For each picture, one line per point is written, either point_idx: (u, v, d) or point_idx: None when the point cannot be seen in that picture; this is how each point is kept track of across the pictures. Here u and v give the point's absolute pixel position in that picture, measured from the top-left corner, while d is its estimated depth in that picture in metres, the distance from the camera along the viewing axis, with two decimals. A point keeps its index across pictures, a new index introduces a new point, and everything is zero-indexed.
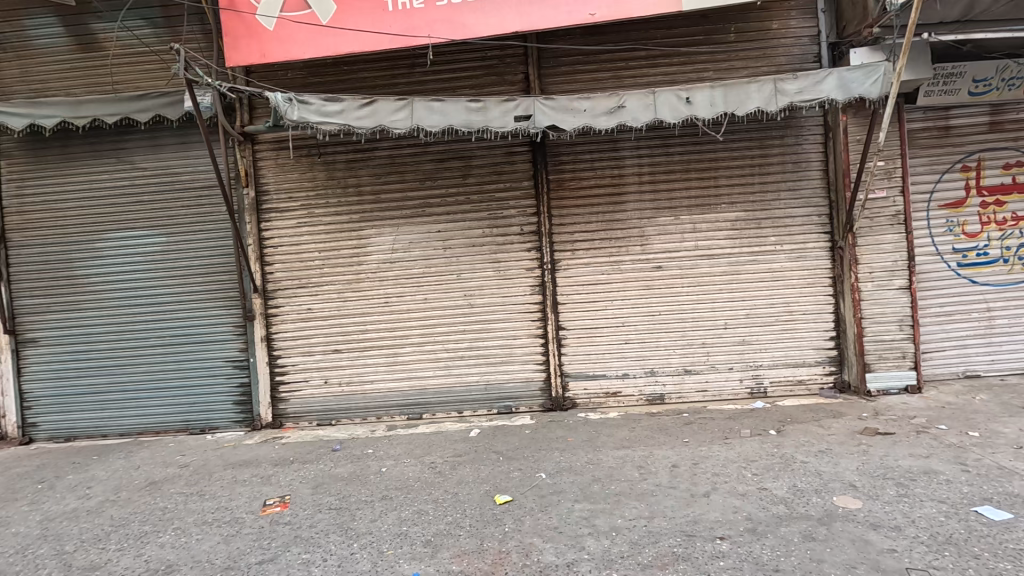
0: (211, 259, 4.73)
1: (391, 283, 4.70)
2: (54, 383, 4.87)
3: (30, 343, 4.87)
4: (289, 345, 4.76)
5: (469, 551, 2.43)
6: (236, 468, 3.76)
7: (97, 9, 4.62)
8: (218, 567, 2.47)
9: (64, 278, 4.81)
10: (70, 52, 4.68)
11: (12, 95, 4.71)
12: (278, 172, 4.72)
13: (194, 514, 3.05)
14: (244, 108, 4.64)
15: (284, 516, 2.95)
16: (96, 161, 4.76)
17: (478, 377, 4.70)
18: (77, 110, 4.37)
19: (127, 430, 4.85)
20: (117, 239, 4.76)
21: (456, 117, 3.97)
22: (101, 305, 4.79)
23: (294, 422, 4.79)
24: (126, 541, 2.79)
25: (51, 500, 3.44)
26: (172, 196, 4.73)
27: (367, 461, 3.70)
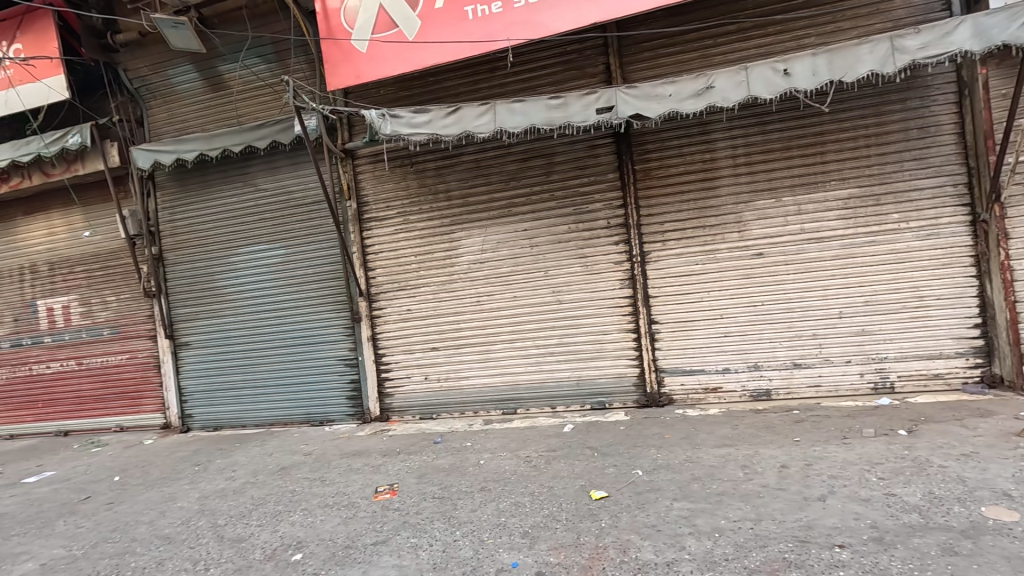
0: (322, 267, 5.22)
1: (482, 283, 4.86)
2: (204, 380, 5.66)
3: (184, 346, 5.71)
4: (392, 344, 5.11)
5: (566, 544, 2.46)
6: (350, 457, 4.12)
7: (222, 53, 5.28)
8: (340, 545, 2.74)
9: (207, 289, 5.57)
10: (203, 93, 5.39)
11: (163, 136, 5.54)
12: (376, 183, 5.08)
13: (318, 497, 3.39)
14: (344, 127, 5.05)
15: (393, 502, 3.19)
16: (227, 186, 5.45)
17: (569, 373, 4.71)
18: (211, 143, 5.03)
19: (261, 421, 5.51)
20: (246, 254, 5.42)
21: (538, 116, 4.00)
22: (236, 311, 5.48)
23: (399, 416, 5.13)
24: (265, 518, 3.18)
25: (205, 480, 4.01)
26: (288, 213, 5.28)
27: (466, 453, 3.88)
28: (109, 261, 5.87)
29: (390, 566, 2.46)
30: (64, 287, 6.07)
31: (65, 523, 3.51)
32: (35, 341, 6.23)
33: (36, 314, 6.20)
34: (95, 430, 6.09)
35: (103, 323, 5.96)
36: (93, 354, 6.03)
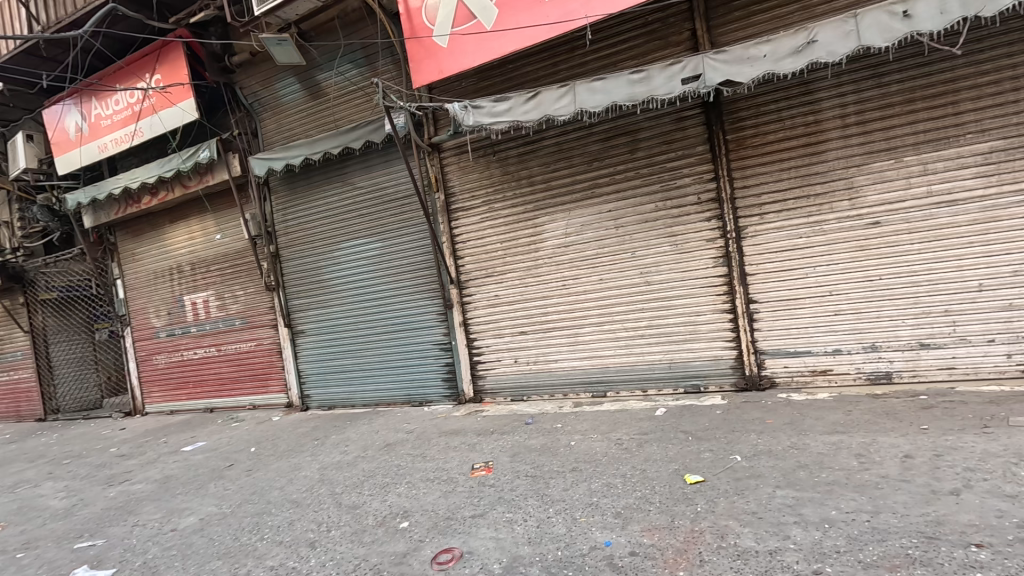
0: (415, 257, 5.52)
1: (567, 266, 4.86)
2: (318, 364, 6.26)
3: (301, 334, 6.34)
4: (482, 328, 5.30)
5: (660, 526, 2.43)
6: (448, 435, 4.38)
7: (320, 62, 5.70)
8: (442, 516, 2.94)
9: (317, 282, 6.13)
10: (305, 102, 5.88)
11: (274, 144, 6.14)
12: (461, 174, 5.25)
13: (420, 472, 3.65)
14: (430, 122, 5.26)
15: (489, 479, 3.35)
16: (329, 186, 5.92)
17: (660, 356, 4.59)
18: (314, 147, 5.49)
19: (368, 401, 5.99)
20: (349, 248, 5.87)
21: (619, 93, 3.90)
22: (342, 301, 5.99)
23: (492, 397, 5.33)
24: (375, 488, 3.49)
25: (323, 453, 4.46)
26: (383, 208, 5.64)
27: (557, 435, 3.95)
28: (237, 260, 6.66)
29: (488, 538, 2.60)
30: (203, 284, 6.99)
31: (215, 485, 4.10)
32: (184, 331, 7.27)
33: (183, 308, 7.21)
34: (234, 408, 7.00)
35: (235, 315, 6.79)
36: (229, 342, 6.91)
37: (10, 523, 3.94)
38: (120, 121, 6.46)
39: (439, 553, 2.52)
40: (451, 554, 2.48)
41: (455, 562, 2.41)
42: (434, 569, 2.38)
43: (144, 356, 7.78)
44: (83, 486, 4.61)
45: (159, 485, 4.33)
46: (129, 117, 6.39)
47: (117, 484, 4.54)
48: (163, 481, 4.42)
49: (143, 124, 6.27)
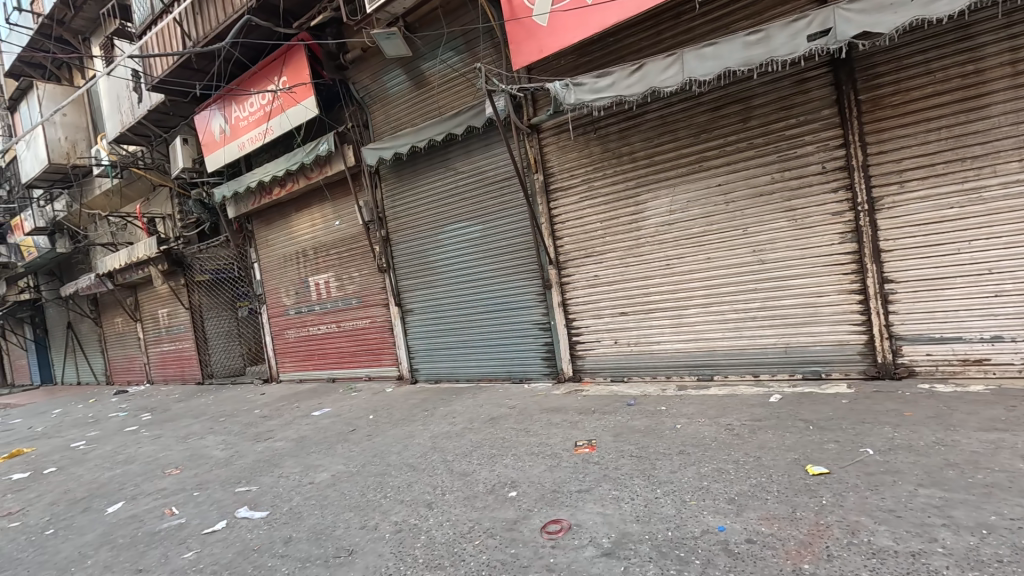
0: (515, 239, 5.63)
1: (671, 245, 4.69)
2: (425, 340, 6.67)
3: (409, 312, 6.79)
4: (581, 309, 5.30)
5: (780, 516, 2.32)
6: (550, 412, 4.47)
7: (424, 53, 5.94)
8: (549, 488, 3.03)
9: (423, 264, 6.50)
10: (410, 92, 6.18)
11: (383, 135, 6.54)
12: (560, 154, 5.24)
13: (524, 446, 3.78)
14: (529, 103, 5.29)
15: (593, 457, 3.38)
16: (433, 171, 6.20)
17: (775, 340, 4.29)
18: (419, 135, 5.78)
19: (471, 377, 6.29)
20: (452, 231, 6.14)
21: (733, 57, 3.63)
22: (447, 282, 6.30)
23: (591, 377, 5.34)
24: (483, 458, 3.68)
25: (433, 423, 4.78)
26: (483, 191, 5.80)
27: (662, 417, 3.87)
28: (352, 244, 7.24)
29: (595, 513, 2.64)
30: (324, 267, 7.71)
31: (342, 447, 4.57)
32: (309, 309, 8.09)
33: (308, 289, 8.02)
34: (352, 379, 7.69)
35: (352, 294, 7.42)
36: (347, 319, 7.58)
37: (186, 467, 4.72)
38: (254, 122, 7.25)
39: (549, 523, 2.61)
40: (559, 525, 2.56)
41: (564, 532, 2.49)
42: (544, 537, 2.47)
43: (277, 331, 8.79)
44: (238, 440, 5.38)
45: (296, 444, 4.92)
46: (262, 118, 7.14)
47: (263, 441, 5.23)
48: (299, 440, 5.02)
49: (273, 123, 6.99)
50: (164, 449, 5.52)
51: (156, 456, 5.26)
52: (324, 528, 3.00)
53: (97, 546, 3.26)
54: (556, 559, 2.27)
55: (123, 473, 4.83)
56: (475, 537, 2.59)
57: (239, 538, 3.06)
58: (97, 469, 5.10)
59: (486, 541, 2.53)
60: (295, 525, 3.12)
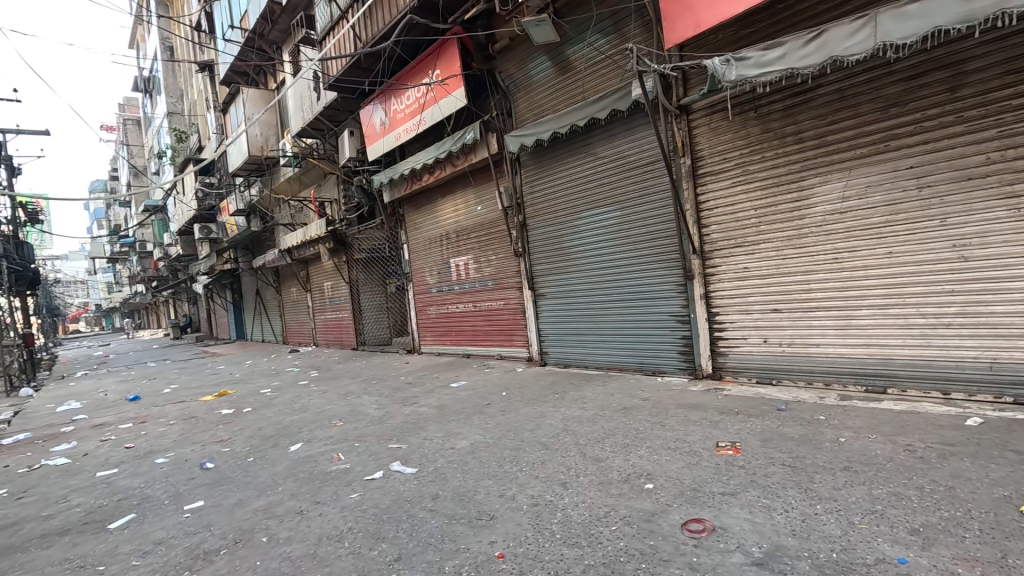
0: (657, 226, 5.43)
1: (841, 237, 4.15)
2: (557, 324, 6.78)
3: (542, 296, 6.95)
4: (727, 303, 4.95)
5: (982, 559, 1.96)
6: (687, 409, 4.28)
7: (570, 37, 5.93)
8: (688, 486, 2.91)
9: (559, 249, 6.59)
10: (554, 77, 6.23)
11: (525, 121, 6.72)
12: (712, 136, 4.91)
13: (660, 439, 3.67)
14: (679, 83, 5.03)
15: (738, 460, 3.17)
16: (572, 156, 6.22)
17: (975, 352, 3.57)
18: (561, 121, 5.87)
19: (601, 364, 6.26)
20: (590, 217, 6.12)
21: (944, 14, 3.06)
22: (582, 268, 6.31)
23: (733, 376, 4.98)
24: (616, 447, 3.64)
25: (564, 406, 4.86)
26: (624, 175, 5.67)
27: (820, 427, 3.48)
28: (492, 229, 7.58)
29: (743, 519, 2.48)
30: (465, 249, 8.19)
31: (478, 419, 4.86)
32: (449, 288, 8.67)
33: (450, 269, 8.59)
34: (486, 356, 8.10)
35: (488, 276, 7.79)
36: (483, 299, 7.98)
37: (347, 421, 5.40)
38: (410, 114, 7.90)
39: (690, 521, 2.52)
40: (702, 525, 2.46)
41: (708, 533, 2.38)
42: (686, 535, 2.39)
43: (420, 307, 9.56)
44: (388, 402, 6.02)
45: (438, 411, 5.35)
46: (416, 109, 7.75)
47: (409, 405, 5.78)
48: (440, 408, 5.45)
49: (426, 114, 7.56)
50: (330, 403, 6.38)
51: (324, 408, 6.10)
52: (467, 491, 3.22)
53: (285, 476, 3.89)
54: (700, 559, 2.18)
55: (300, 419, 5.69)
56: (612, 522, 2.59)
57: (394, 488, 3.43)
58: (282, 413, 6.07)
59: (624, 528, 2.52)
60: (441, 484, 3.40)
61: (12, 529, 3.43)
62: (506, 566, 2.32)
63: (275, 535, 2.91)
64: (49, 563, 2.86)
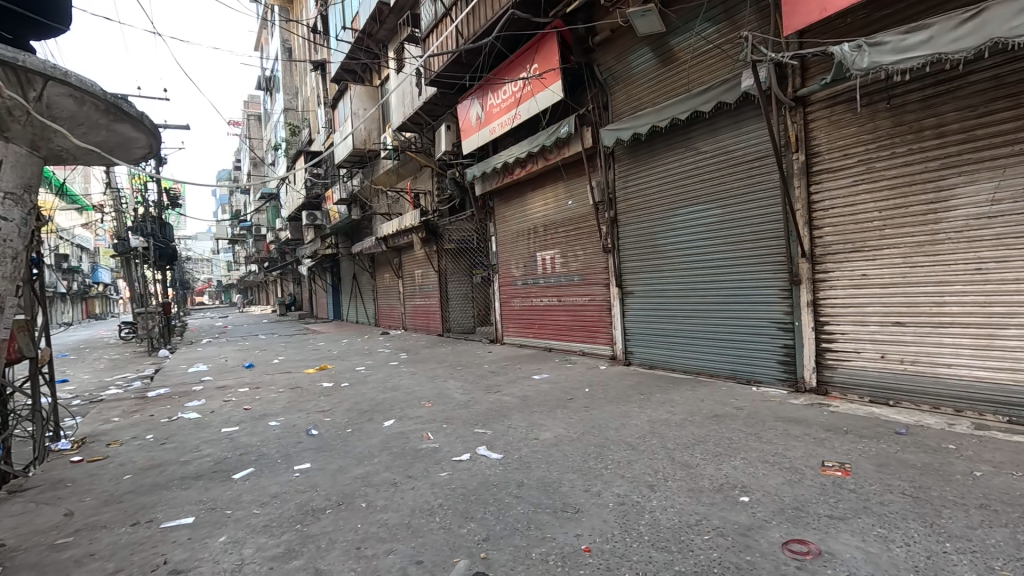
0: (760, 226, 5.11)
1: (986, 244, 3.65)
2: (644, 323, 6.62)
3: (630, 294, 6.82)
4: (839, 312, 4.54)
5: None
6: (787, 422, 4.00)
7: (675, 27, 5.71)
8: (788, 504, 2.73)
9: (651, 247, 6.42)
10: (656, 69, 6.04)
11: (622, 115, 6.59)
12: (832, 130, 4.51)
13: (757, 452, 3.47)
14: (797, 72, 4.67)
15: (848, 483, 2.91)
16: (671, 151, 6.01)
17: None
18: (661, 115, 5.69)
19: (690, 368, 6.02)
20: (686, 214, 5.89)
21: None
22: (674, 267, 6.11)
23: (841, 393, 4.56)
24: (708, 455, 3.50)
25: (651, 408, 4.74)
26: (727, 172, 5.39)
27: (950, 457, 3.11)
28: (581, 223, 7.54)
29: (854, 546, 2.29)
30: (553, 243, 8.21)
31: (561, 412, 4.88)
32: (535, 282, 8.74)
33: (536, 263, 8.66)
34: (568, 351, 8.09)
35: (575, 271, 7.76)
36: (568, 294, 7.97)
37: (435, 402, 5.66)
38: (506, 108, 8.04)
39: (792, 541, 2.36)
40: (807, 548, 2.29)
41: (814, 557, 2.22)
42: (787, 555, 2.25)
43: (505, 299, 9.73)
44: (473, 388, 6.22)
45: (521, 401, 5.44)
46: (512, 104, 7.88)
47: (493, 393, 5.93)
48: (524, 398, 5.54)
49: (522, 108, 7.66)
50: (419, 384, 6.72)
51: (414, 389, 6.44)
52: (552, 483, 3.25)
53: (380, 449, 4.16)
54: None
55: (392, 397, 6.04)
56: (704, 531, 2.50)
57: (481, 471, 3.55)
58: (376, 391, 6.48)
59: (717, 539, 2.43)
60: (526, 472, 3.47)
61: (159, 469, 3.99)
62: (593, 561, 2.32)
63: (372, 502, 3.13)
64: (187, 502, 3.29)
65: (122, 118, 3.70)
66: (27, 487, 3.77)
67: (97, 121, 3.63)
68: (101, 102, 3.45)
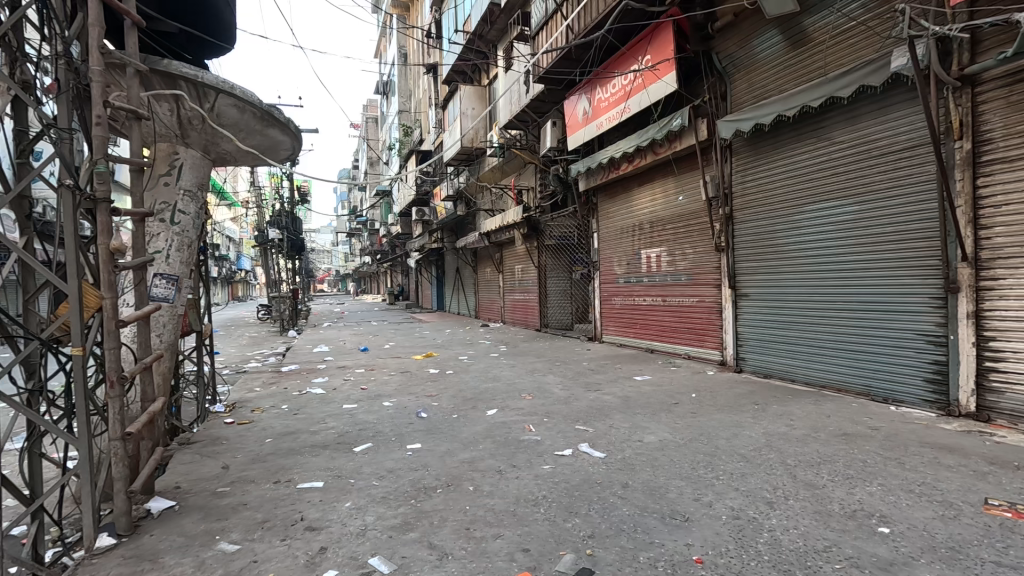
0: (907, 225, 4.52)
1: None
2: (759, 329, 6.16)
3: (743, 297, 6.38)
4: (1009, 326, 3.87)
5: None
6: (937, 450, 3.50)
7: (811, 6, 5.20)
8: (940, 542, 2.39)
9: (770, 247, 5.96)
10: (786, 54, 5.56)
11: (743, 105, 6.15)
12: (1009, 112, 3.85)
13: (898, 480, 3.08)
14: (965, 47, 4.03)
15: (1020, 526, 2.48)
16: (799, 143, 5.51)
17: None
18: (790, 102, 5.23)
19: (812, 380, 5.50)
20: (813, 211, 5.38)
21: None
22: (797, 269, 5.61)
23: (1008, 421, 3.88)
24: (837, 476, 3.17)
25: (766, 419, 4.41)
26: (867, 164, 4.83)
27: None
28: (691, 220, 7.20)
29: None
30: (659, 241, 7.93)
31: (666, 416, 4.71)
32: (638, 280, 8.50)
33: (640, 261, 8.42)
34: (671, 354, 7.77)
35: (683, 270, 7.43)
36: (674, 294, 7.65)
37: (535, 396, 5.74)
38: (615, 102, 7.88)
39: None
40: None
41: None
42: None
43: (605, 296, 9.57)
44: (573, 385, 6.20)
45: (623, 401, 5.32)
46: (622, 97, 7.71)
47: (593, 391, 5.87)
48: (625, 399, 5.42)
49: (632, 102, 7.47)
50: (518, 377, 6.86)
51: (514, 381, 6.58)
52: (658, 487, 3.15)
53: (485, 436, 4.32)
54: None
55: (493, 387, 6.23)
56: (834, 559, 2.28)
57: (583, 468, 3.54)
58: (477, 380, 6.73)
59: (851, 570, 2.20)
60: (630, 474, 3.40)
61: (294, 436, 4.49)
62: (706, 573, 2.22)
63: (480, 487, 3.26)
64: (318, 468, 3.67)
65: (273, 123, 4.19)
66: (193, 441, 4.44)
67: (253, 126, 4.13)
68: (257, 109, 3.95)
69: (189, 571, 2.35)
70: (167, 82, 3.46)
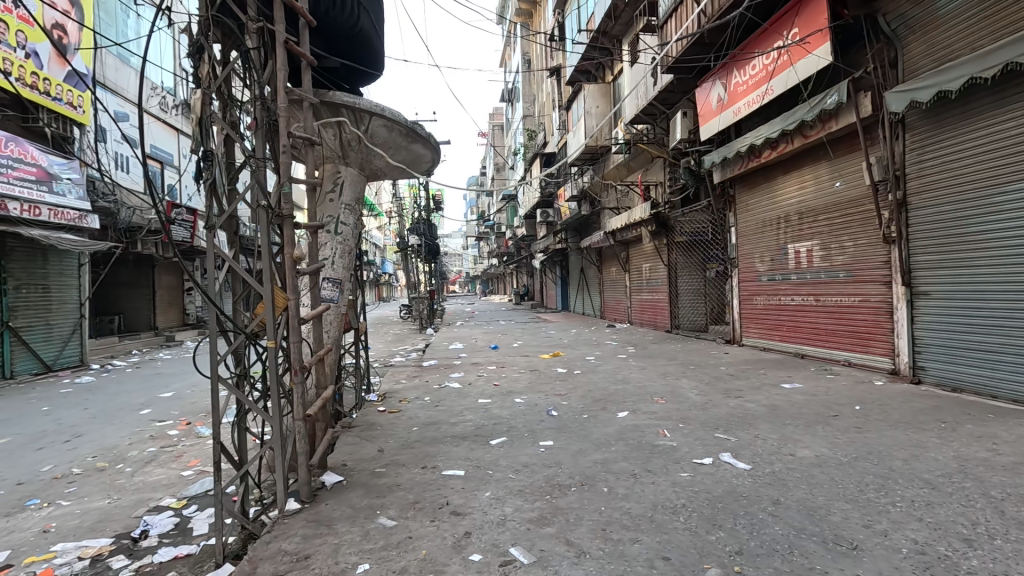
0: None
1: None
2: (945, 333, 5.19)
3: (922, 296, 5.44)
4: None
5: None
6: None
7: None
8: None
9: (957, 236, 5.01)
10: (980, 4, 4.66)
11: (919, 71, 5.27)
12: None
13: None
14: None
15: None
16: (1000, 110, 4.57)
17: None
18: (986, 62, 4.35)
19: (1021, 397, 4.49)
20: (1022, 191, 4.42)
21: None
22: (998, 260, 4.64)
23: None
24: None
25: (957, 441, 3.73)
26: None
27: None
28: (852, 209, 6.34)
29: None
30: (810, 233, 7.11)
31: (823, 430, 4.20)
32: (784, 278, 7.71)
33: (787, 256, 7.62)
34: (827, 360, 6.90)
35: (840, 266, 6.59)
36: (829, 292, 6.81)
37: (668, 400, 5.50)
38: (755, 84, 7.25)
39: None
40: None
41: None
42: None
43: (745, 296, 8.83)
44: (710, 390, 5.83)
45: (769, 410, 4.87)
46: (764, 78, 7.06)
47: (734, 397, 5.46)
48: (772, 408, 4.95)
49: (776, 81, 6.81)
50: (650, 379, 6.64)
51: (645, 383, 6.39)
52: (817, 508, 2.83)
53: (618, 438, 4.26)
54: None
55: (623, 389, 6.10)
56: None
57: (726, 479, 3.32)
58: (607, 381, 6.64)
59: None
60: (782, 490, 3.10)
61: (437, 426, 4.87)
62: None
63: (614, 489, 3.22)
64: (459, 457, 3.93)
65: (416, 139, 4.60)
66: (353, 425, 5.04)
67: (400, 144, 4.58)
68: (404, 128, 4.37)
69: (356, 540, 2.67)
70: (332, 111, 3.98)
